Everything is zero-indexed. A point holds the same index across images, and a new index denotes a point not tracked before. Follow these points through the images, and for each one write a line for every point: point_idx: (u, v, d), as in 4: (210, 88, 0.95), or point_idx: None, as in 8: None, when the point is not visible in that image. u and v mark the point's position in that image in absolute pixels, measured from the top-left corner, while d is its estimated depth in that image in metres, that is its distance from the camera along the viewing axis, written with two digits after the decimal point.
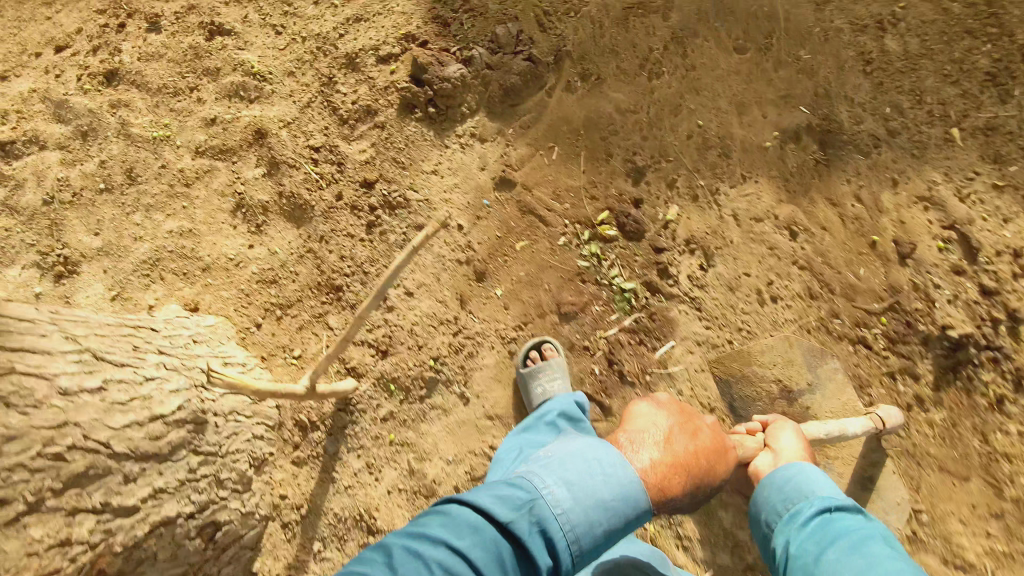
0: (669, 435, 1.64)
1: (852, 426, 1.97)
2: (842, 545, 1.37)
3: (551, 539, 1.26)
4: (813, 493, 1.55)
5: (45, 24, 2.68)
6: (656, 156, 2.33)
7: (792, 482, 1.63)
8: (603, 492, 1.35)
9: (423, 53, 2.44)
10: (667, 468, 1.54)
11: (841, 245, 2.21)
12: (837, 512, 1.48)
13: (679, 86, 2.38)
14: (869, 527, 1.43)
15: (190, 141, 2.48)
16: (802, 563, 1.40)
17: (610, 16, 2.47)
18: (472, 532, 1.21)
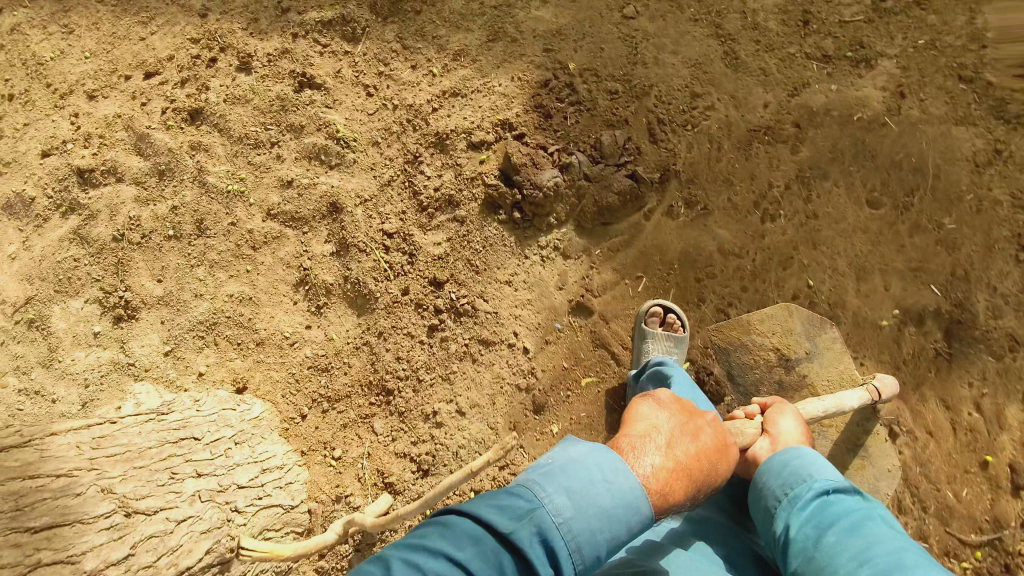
0: (664, 438, 1.36)
1: (849, 399, 1.86)
2: (843, 528, 1.28)
3: (552, 556, 1.13)
4: (813, 476, 1.43)
5: (138, 44, 2.60)
6: (753, 311, 2.11)
7: (789, 466, 1.49)
8: (601, 497, 1.19)
9: (518, 149, 2.25)
10: (666, 477, 1.28)
11: (946, 458, 1.94)
12: (835, 495, 1.37)
13: (795, 234, 2.13)
14: (867, 505, 1.34)
15: (263, 201, 2.38)
16: (802, 547, 1.31)
17: (731, 137, 2.21)
18: (468, 546, 1.10)
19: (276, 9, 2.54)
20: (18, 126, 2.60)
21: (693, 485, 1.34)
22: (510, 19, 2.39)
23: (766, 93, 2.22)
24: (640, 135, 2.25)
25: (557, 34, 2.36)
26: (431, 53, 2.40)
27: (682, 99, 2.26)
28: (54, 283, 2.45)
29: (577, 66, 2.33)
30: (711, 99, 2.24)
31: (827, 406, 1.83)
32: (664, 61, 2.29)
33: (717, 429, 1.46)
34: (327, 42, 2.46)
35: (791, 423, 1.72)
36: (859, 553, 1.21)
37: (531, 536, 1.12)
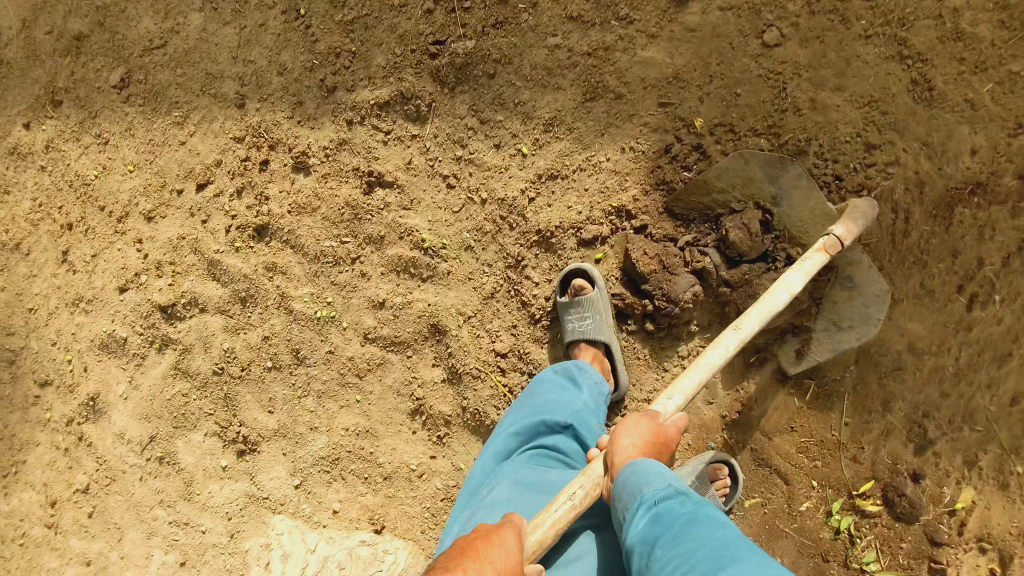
0: (449, 563, 1.08)
1: (791, 285, 1.52)
2: (665, 538, 1.03)
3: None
4: (641, 492, 1.14)
5: (179, 150, 2.28)
6: (956, 419, 1.73)
7: (625, 485, 1.20)
8: None
9: (643, 246, 1.85)
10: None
11: None
12: (663, 503, 1.10)
13: (1014, 324, 1.65)
14: (699, 505, 1.07)
15: (358, 324, 2.15)
16: (641, 571, 1.04)
17: (923, 202, 1.69)
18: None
19: (320, 87, 2.11)
20: (88, 258, 2.43)
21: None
22: (608, 67, 1.86)
23: (973, 134, 1.65)
24: (801, 221, 1.71)
25: (674, 81, 1.82)
26: (516, 126, 1.95)
27: (821, 172, 1.75)
28: (172, 420, 2.40)
29: (705, 122, 1.82)
30: (894, 150, 1.70)
31: (764, 315, 1.50)
32: (826, 103, 1.73)
33: (515, 538, 1.20)
34: (388, 127, 2.05)
35: (629, 437, 1.35)
36: (680, 560, 0.96)
37: None
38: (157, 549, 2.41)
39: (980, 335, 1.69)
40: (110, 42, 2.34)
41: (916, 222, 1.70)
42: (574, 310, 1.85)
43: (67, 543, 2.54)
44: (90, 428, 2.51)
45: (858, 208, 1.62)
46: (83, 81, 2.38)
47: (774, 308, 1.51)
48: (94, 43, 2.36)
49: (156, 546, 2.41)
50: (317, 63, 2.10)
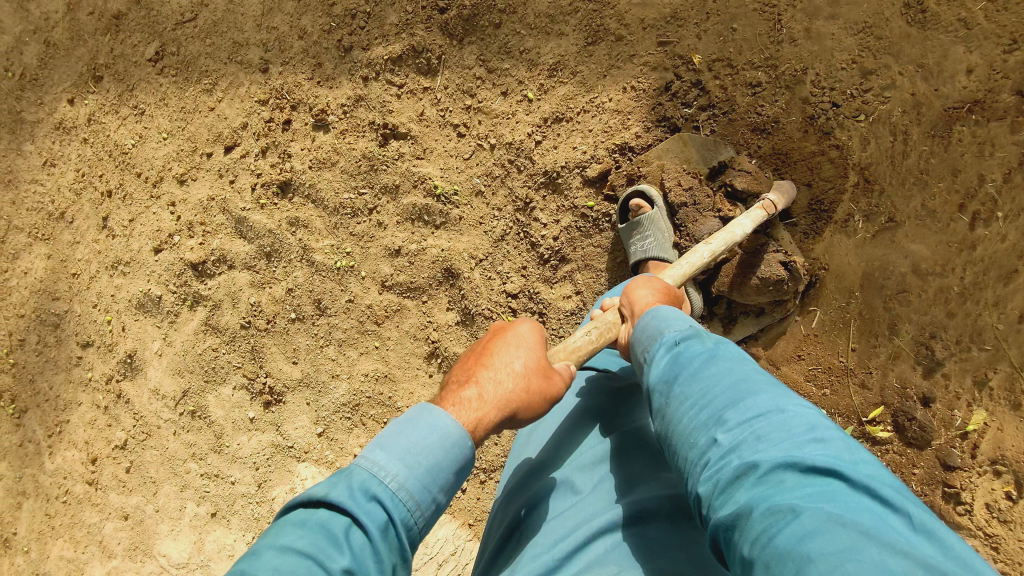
0: (464, 377, 1.18)
1: (742, 227, 1.65)
2: (685, 375, 1.03)
3: (389, 519, 0.95)
4: (661, 333, 1.13)
5: (209, 116, 2.41)
6: (965, 339, 1.72)
7: (644, 330, 1.19)
8: (418, 440, 1.01)
9: (680, 177, 1.86)
10: (471, 404, 1.11)
11: None
12: (684, 343, 1.09)
13: (1019, 239, 1.64)
14: (720, 344, 1.07)
15: (375, 273, 2.24)
16: (660, 407, 1.06)
17: (920, 123, 1.72)
18: (293, 534, 0.89)
19: (337, 48, 2.23)
20: (126, 223, 2.58)
21: (521, 408, 1.16)
22: (608, 10, 1.94)
23: (968, 53, 1.67)
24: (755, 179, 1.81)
25: (672, 20, 1.89)
26: (523, 73, 2.03)
27: (822, 97, 1.79)
28: (203, 374, 2.50)
29: (703, 58, 1.87)
30: (890, 74, 1.74)
31: (721, 245, 1.61)
32: (820, 32, 1.78)
33: (531, 334, 1.27)
34: (402, 81, 2.16)
35: (647, 291, 1.36)
36: (700, 399, 0.99)
37: (358, 489, 0.95)
38: (190, 500, 2.51)
39: (985, 252, 1.68)
40: (147, 19, 2.52)
41: (914, 142, 1.73)
42: (636, 232, 1.83)
43: (107, 498, 2.66)
44: (127, 385, 2.64)
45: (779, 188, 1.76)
46: (122, 57, 2.56)
47: (731, 239, 1.63)
48: (132, 21, 2.54)
49: (189, 498, 2.52)
50: (335, 26, 2.23)
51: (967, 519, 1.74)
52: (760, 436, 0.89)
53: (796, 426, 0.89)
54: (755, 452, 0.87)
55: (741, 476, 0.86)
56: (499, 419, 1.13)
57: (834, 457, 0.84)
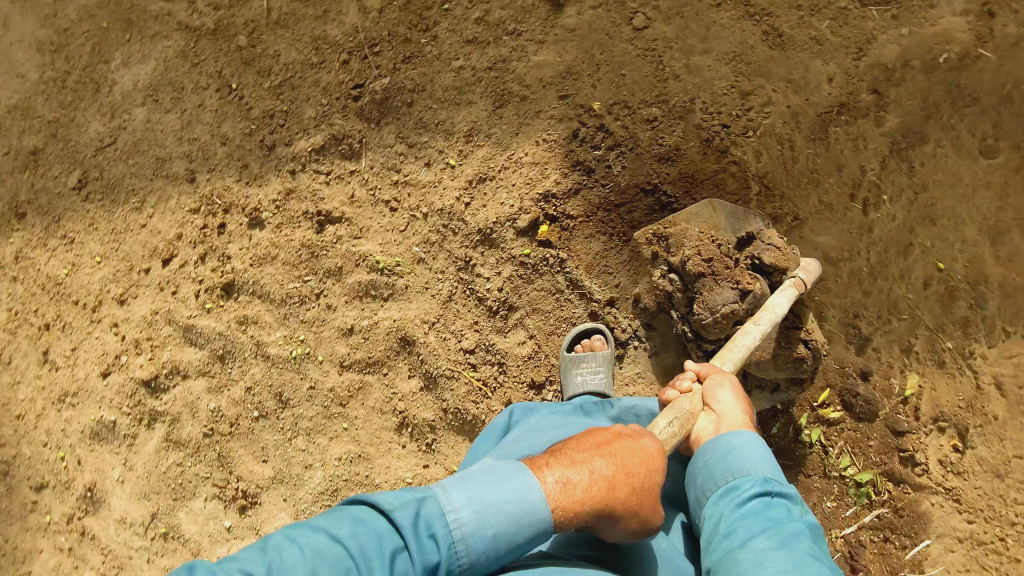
0: (582, 455, 1.27)
1: (780, 305, 1.70)
2: (772, 535, 1.18)
3: (437, 561, 1.10)
4: (758, 475, 1.29)
5: (142, 232, 2.44)
6: (884, 313, 1.88)
7: (732, 453, 1.34)
8: (505, 500, 1.15)
9: (701, 246, 1.85)
10: (578, 489, 1.20)
11: None
12: (777, 503, 1.25)
13: (907, 216, 1.85)
14: (805, 523, 1.22)
15: (333, 355, 2.27)
16: (734, 545, 1.20)
17: (801, 130, 1.92)
18: (348, 528, 1.09)
19: (261, 148, 2.32)
20: (69, 352, 2.53)
21: (619, 506, 1.22)
22: (509, 76, 2.12)
23: (826, 65, 1.91)
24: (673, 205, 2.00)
25: (567, 75, 2.07)
26: (442, 142, 2.17)
27: (712, 121, 1.98)
28: (171, 492, 2.43)
29: (601, 104, 2.05)
30: (765, 92, 1.95)
31: (764, 326, 1.65)
32: (698, 65, 1.99)
33: (662, 455, 1.32)
34: (328, 169, 2.26)
35: (728, 393, 1.46)
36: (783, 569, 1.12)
37: (425, 517, 1.12)
38: None
39: (882, 232, 1.87)
40: (65, 150, 2.55)
41: (800, 147, 1.92)
42: (586, 363, 1.98)
43: None
44: (91, 521, 2.52)
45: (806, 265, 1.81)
46: (44, 190, 2.57)
47: (773, 320, 1.67)
48: (51, 154, 2.57)
49: None
50: (255, 128, 2.33)
51: (927, 478, 1.86)
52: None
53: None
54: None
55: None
56: (589, 511, 1.20)
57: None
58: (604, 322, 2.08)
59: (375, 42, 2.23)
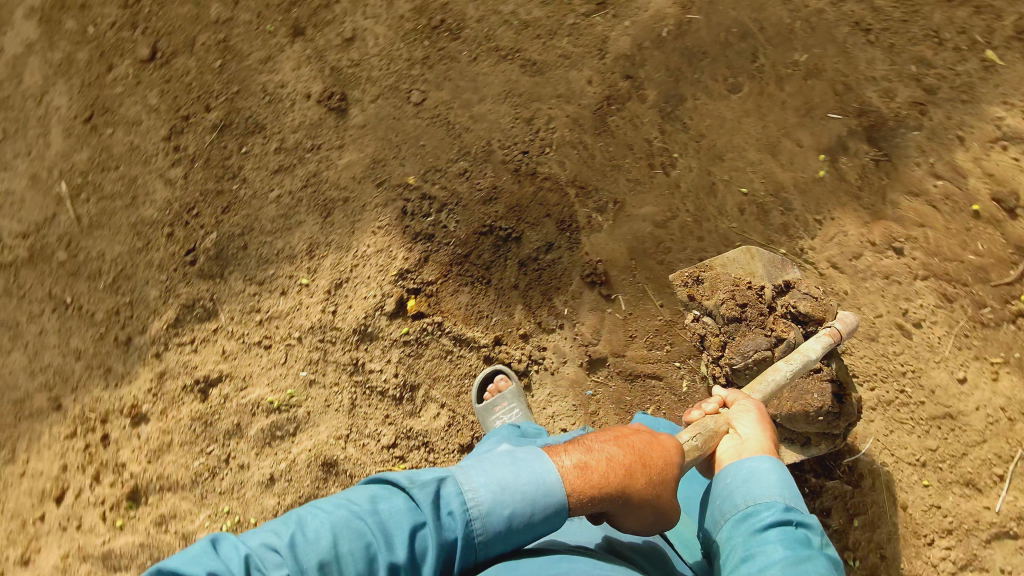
0: (600, 443, 1.35)
1: (813, 350, 1.70)
2: (789, 565, 1.17)
3: (454, 537, 1.16)
4: (777, 500, 1.28)
5: (21, 482, 2.28)
6: (721, 247, 2.07)
7: (751, 474, 1.34)
8: (521, 480, 1.22)
9: (735, 292, 1.89)
10: (595, 471, 1.27)
11: (947, 232, 2.01)
12: (796, 532, 1.24)
13: (700, 163, 2.10)
14: (820, 554, 1.21)
15: (263, 513, 2.17)
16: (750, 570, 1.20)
17: (586, 129, 2.15)
18: (368, 504, 1.17)
19: (118, 345, 2.28)
20: None
21: (633, 490, 1.28)
22: (326, 185, 2.24)
23: (581, 71, 2.17)
24: (515, 234, 2.16)
25: (375, 165, 2.23)
26: (289, 267, 2.23)
27: (513, 153, 2.18)
28: None
29: (415, 176, 2.21)
30: (544, 112, 2.18)
31: (795, 367, 1.65)
32: (481, 112, 2.20)
33: (679, 451, 1.38)
34: (191, 337, 2.25)
35: (753, 420, 1.49)
36: None
37: (445, 496, 1.18)
38: None
39: (688, 183, 2.10)
40: None
41: (592, 143, 2.15)
42: (500, 404, 2.04)
43: None
44: None
45: (845, 321, 1.78)
46: None
47: (806, 361, 1.67)
48: None
49: None
50: (105, 330, 2.30)
51: None
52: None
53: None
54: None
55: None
56: (602, 496, 1.26)
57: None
58: (502, 361, 2.16)
59: (191, 206, 2.29)
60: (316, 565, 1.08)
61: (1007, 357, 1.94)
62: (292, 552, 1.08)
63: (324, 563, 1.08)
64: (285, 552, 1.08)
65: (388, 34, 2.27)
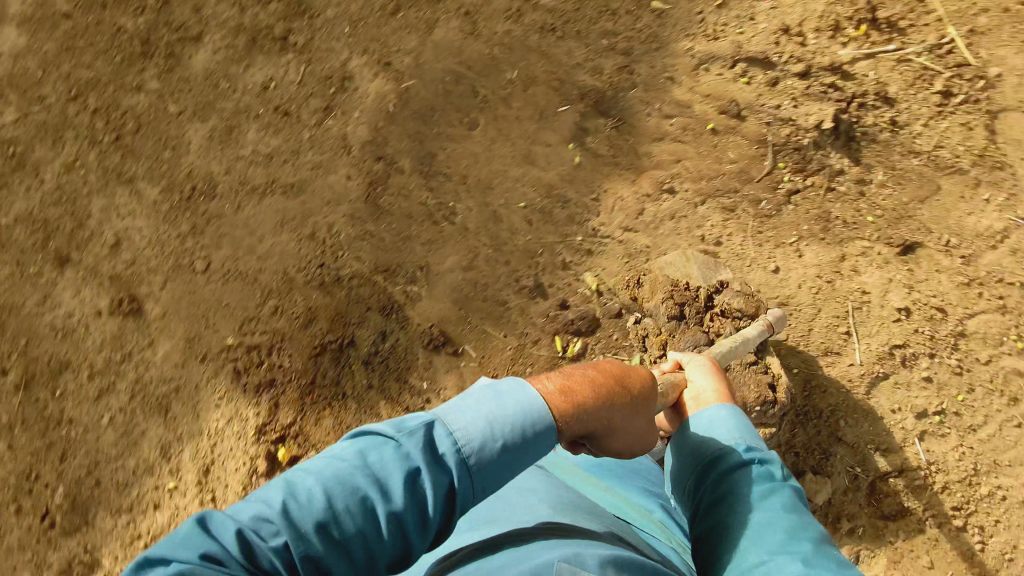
0: (580, 371, 1.23)
1: (751, 333, 1.82)
2: (751, 500, 1.20)
3: (451, 481, 0.98)
4: (737, 441, 1.31)
5: None
6: (529, 261, 2.18)
7: (713, 422, 1.38)
8: (508, 410, 1.03)
9: (673, 291, 2.00)
10: (574, 387, 1.17)
11: (700, 156, 2.20)
12: (759, 465, 1.26)
13: (476, 200, 2.23)
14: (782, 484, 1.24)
15: None
16: (717, 511, 1.23)
17: (366, 220, 2.24)
18: (353, 458, 0.98)
19: None
20: None
21: (619, 417, 1.22)
22: (152, 386, 2.20)
23: (337, 173, 2.27)
24: (348, 340, 2.17)
25: (192, 343, 2.21)
26: (152, 480, 2.13)
27: (311, 270, 2.23)
28: None
29: (233, 336, 2.20)
30: (322, 222, 2.25)
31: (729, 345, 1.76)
32: (267, 250, 2.25)
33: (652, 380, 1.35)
34: None
35: (704, 373, 1.54)
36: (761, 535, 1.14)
37: (433, 438, 1.00)
38: None
39: (474, 221, 2.21)
40: None
41: (377, 227, 2.23)
42: None
43: None
44: None
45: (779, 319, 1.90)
46: None
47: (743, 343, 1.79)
48: None
49: None
50: None
51: None
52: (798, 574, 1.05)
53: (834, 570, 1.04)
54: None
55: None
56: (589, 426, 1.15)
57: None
58: None
59: (30, 471, 2.22)
60: (313, 526, 0.92)
61: (798, 234, 2.14)
62: (285, 513, 0.92)
63: (320, 526, 0.92)
64: (274, 526, 0.91)
65: (151, 223, 2.30)
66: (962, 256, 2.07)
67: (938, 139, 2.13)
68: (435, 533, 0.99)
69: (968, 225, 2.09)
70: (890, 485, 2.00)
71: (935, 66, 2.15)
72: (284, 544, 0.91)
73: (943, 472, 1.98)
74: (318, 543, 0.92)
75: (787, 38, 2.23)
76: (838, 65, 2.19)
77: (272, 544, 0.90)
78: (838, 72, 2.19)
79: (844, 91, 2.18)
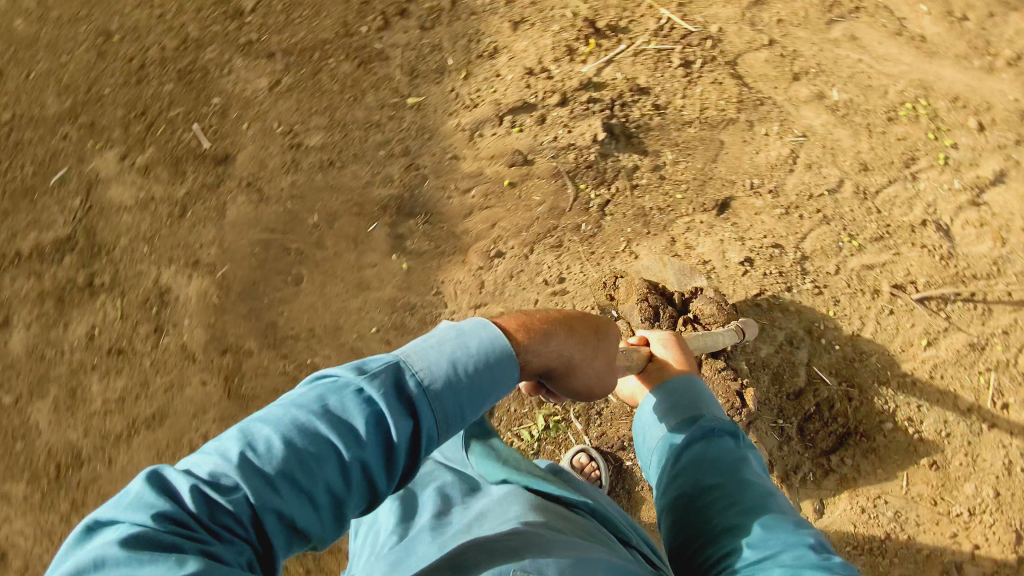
0: (546, 315, 1.26)
1: (726, 334, 1.91)
2: (719, 465, 1.35)
3: (421, 429, 0.93)
4: (701, 414, 1.47)
5: None
6: None
7: (678, 397, 1.53)
8: (469, 346, 1.00)
9: (646, 293, 2.04)
10: (535, 322, 1.21)
11: (510, 211, 2.29)
12: (722, 435, 1.42)
13: (331, 345, 2.23)
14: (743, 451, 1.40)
15: None
16: (691, 474, 1.36)
17: (236, 413, 2.19)
18: (312, 405, 0.89)
19: None
20: None
21: (575, 354, 1.26)
22: None
23: (192, 382, 2.23)
24: None
25: None
26: None
27: None
28: None
29: None
30: (197, 435, 2.19)
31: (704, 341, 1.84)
32: None
33: (616, 332, 1.41)
34: None
35: (669, 349, 1.72)
36: (734, 494, 1.27)
37: (397, 379, 0.93)
38: None
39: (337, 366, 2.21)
40: None
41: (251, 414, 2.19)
42: None
43: None
44: None
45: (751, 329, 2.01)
46: None
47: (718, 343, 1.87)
48: None
49: None
50: None
51: None
52: (754, 528, 1.19)
53: (791, 524, 1.18)
54: (749, 543, 1.16)
55: (721, 561, 1.18)
56: (541, 362, 1.18)
57: (817, 558, 1.11)
58: None
59: None
60: (275, 475, 0.83)
61: (625, 240, 2.22)
62: (244, 461, 0.83)
63: (282, 479, 0.83)
64: (233, 482, 0.82)
65: (28, 518, 2.16)
66: (766, 190, 2.22)
67: (697, 104, 2.30)
68: (404, 475, 0.94)
69: (758, 164, 2.25)
70: (816, 421, 2.03)
71: (665, 45, 2.36)
72: (245, 501, 0.81)
73: (853, 383, 2.05)
74: (282, 495, 0.83)
75: (534, 78, 2.37)
76: (586, 81, 2.34)
77: (231, 496, 0.81)
78: (590, 87, 2.34)
79: (603, 99, 2.32)
